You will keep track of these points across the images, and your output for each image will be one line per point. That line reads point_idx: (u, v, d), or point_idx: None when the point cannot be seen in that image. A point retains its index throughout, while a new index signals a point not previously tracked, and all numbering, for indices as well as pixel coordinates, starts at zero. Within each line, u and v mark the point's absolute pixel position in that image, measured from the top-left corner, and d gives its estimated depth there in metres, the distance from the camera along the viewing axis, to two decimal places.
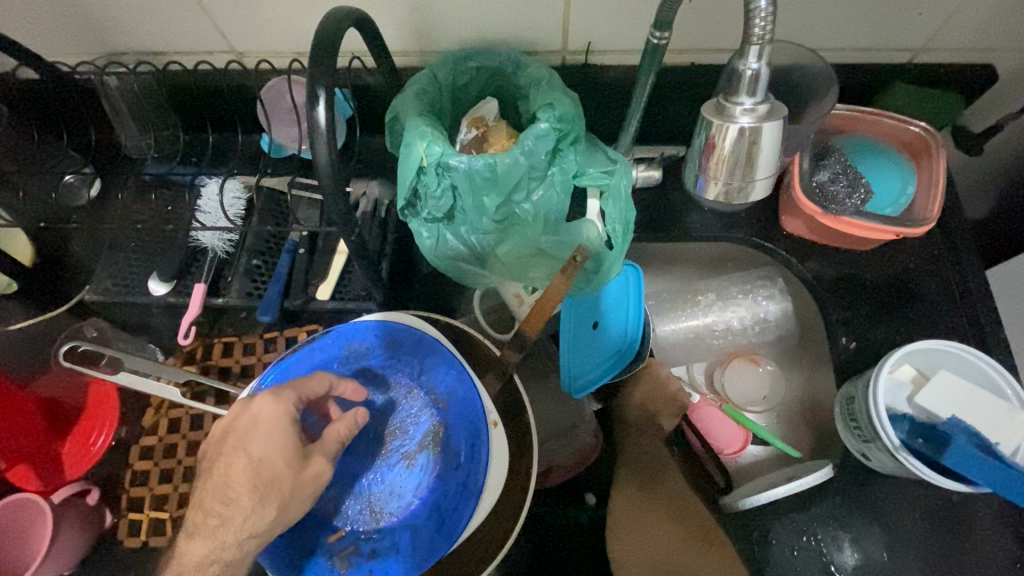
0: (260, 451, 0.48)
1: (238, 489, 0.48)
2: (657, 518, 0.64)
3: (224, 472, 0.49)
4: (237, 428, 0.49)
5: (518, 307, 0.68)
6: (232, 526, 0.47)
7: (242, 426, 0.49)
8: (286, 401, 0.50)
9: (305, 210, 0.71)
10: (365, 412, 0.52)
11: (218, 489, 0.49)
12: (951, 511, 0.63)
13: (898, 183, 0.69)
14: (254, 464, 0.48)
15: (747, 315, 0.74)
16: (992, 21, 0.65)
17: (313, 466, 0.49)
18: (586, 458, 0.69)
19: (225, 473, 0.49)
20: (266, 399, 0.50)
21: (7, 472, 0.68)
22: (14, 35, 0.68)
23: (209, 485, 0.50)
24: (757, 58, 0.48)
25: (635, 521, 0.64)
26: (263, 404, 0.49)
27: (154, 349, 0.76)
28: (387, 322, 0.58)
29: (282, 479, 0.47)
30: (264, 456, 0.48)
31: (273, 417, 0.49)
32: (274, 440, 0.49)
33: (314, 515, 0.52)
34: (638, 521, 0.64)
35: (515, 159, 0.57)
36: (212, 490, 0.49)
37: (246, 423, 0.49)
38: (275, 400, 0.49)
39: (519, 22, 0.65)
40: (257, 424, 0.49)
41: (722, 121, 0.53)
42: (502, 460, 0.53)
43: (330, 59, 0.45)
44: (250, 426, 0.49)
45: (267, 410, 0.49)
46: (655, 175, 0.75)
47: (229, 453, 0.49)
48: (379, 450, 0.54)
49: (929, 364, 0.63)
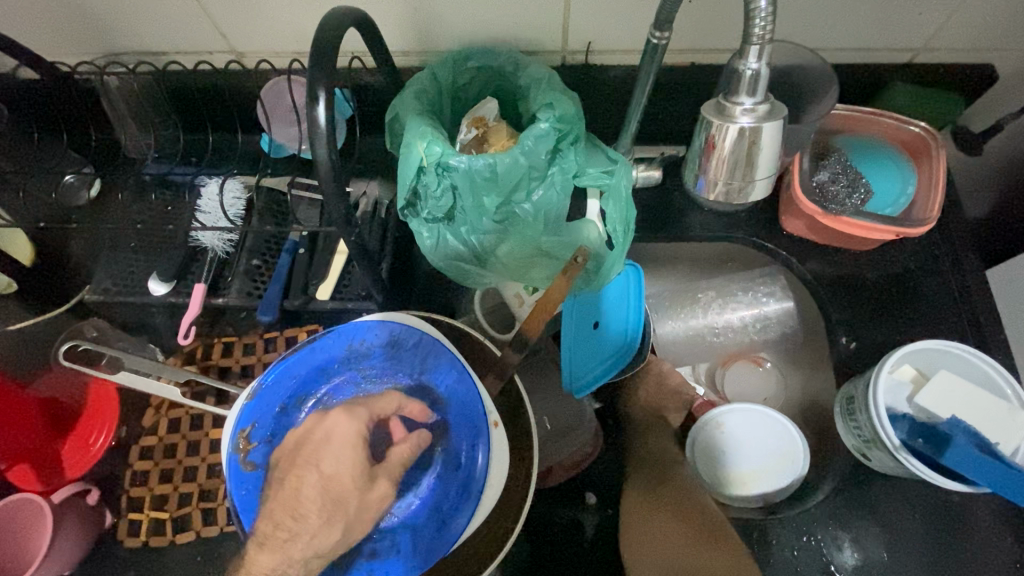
0: (336, 465, 0.48)
1: (307, 504, 0.47)
2: (665, 513, 0.59)
3: (295, 486, 0.48)
4: (310, 441, 0.50)
5: (518, 308, 0.68)
6: (299, 542, 0.45)
7: (318, 439, 0.49)
8: (359, 418, 0.51)
9: (305, 209, 0.71)
10: (427, 434, 0.52)
11: (286, 502, 0.47)
12: (950, 511, 0.63)
13: (898, 182, 0.69)
14: (329, 477, 0.48)
15: (749, 313, 0.74)
16: (992, 21, 0.65)
17: (378, 488, 0.49)
18: (584, 457, 0.70)
19: (296, 487, 0.48)
20: (340, 414, 0.51)
21: (7, 473, 0.68)
22: (13, 35, 0.68)
23: (279, 497, 0.48)
24: (756, 57, 0.48)
25: (649, 519, 0.60)
26: (338, 419, 0.50)
27: (154, 348, 0.76)
28: (386, 322, 0.57)
29: (351, 496, 0.48)
30: (335, 473, 0.48)
31: (348, 433, 0.50)
32: (346, 457, 0.49)
33: None
34: (648, 517, 0.61)
35: (515, 159, 0.57)
36: (278, 504, 0.48)
37: (321, 437, 0.50)
38: (348, 417, 0.50)
39: (519, 22, 0.65)
40: (329, 440, 0.49)
41: (722, 121, 0.53)
42: (502, 460, 0.52)
43: (330, 59, 0.45)
44: (325, 440, 0.49)
45: (342, 426, 0.50)
46: (655, 174, 0.75)
47: (300, 467, 0.48)
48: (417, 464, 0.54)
49: (929, 365, 0.63)
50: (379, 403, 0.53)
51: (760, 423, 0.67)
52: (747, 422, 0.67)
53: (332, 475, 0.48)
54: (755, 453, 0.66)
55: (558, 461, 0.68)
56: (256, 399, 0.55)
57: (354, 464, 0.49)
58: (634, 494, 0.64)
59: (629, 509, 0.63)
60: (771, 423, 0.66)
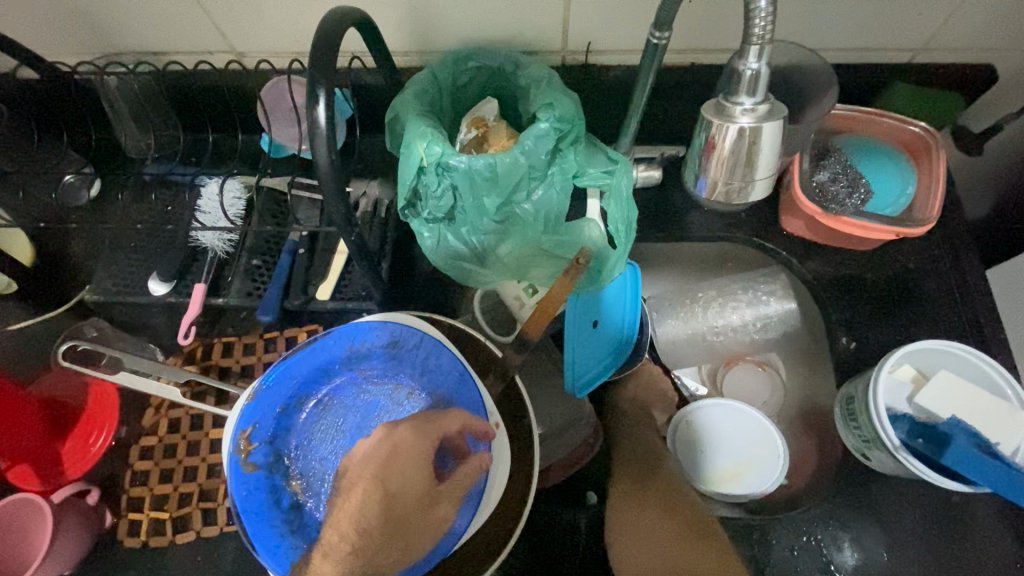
0: (404, 486, 0.47)
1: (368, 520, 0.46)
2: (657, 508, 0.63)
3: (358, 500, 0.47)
4: (376, 459, 0.49)
5: (518, 310, 0.68)
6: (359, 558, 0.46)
7: (385, 455, 0.49)
8: (428, 438, 0.50)
9: (306, 210, 0.71)
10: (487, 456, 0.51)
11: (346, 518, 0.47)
12: (950, 511, 0.63)
13: (899, 182, 0.69)
14: (394, 495, 0.47)
15: (749, 312, 0.75)
16: (992, 21, 0.65)
17: (440, 509, 0.49)
18: (582, 455, 0.70)
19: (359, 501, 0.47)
20: (411, 430, 0.50)
21: (7, 472, 0.68)
22: (12, 34, 0.68)
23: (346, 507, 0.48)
24: (756, 58, 0.47)
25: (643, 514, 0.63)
26: (407, 435, 0.50)
27: (154, 349, 0.75)
28: (385, 323, 0.57)
29: (412, 516, 0.47)
30: (398, 491, 0.47)
31: (417, 449, 0.49)
32: (412, 474, 0.48)
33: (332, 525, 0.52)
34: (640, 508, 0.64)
35: (515, 159, 0.57)
36: (341, 518, 0.48)
37: (386, 453, 0.49)
38: (416, 436, 0.50)
39: (519, 22, 0.65)
40: (395, 456, 0.49)
41: (722, 121, 0.53)
42: (505, 461, 0.53)
43: (330, 59, 0.45)
44: (389, 458, 0.49)
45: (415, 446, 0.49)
46: (655, 174, 0.75)
47: (365, 480, 0.48)
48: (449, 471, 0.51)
49: (929, 365, 0.63)
50: (450, 422, 0.51)
51: (738, 417, 0.68)
52: (724, 417, 0.68)
53: (399, 492, 0.47)
54: (734, 446, 0.67)
55: (557, 460, 0.69)
56: (256, 400, 0.54)
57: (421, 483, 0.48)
58: (628, 483, 0.67)
59: (617, 504, 0.66)
60: (750, 417, 0.68)
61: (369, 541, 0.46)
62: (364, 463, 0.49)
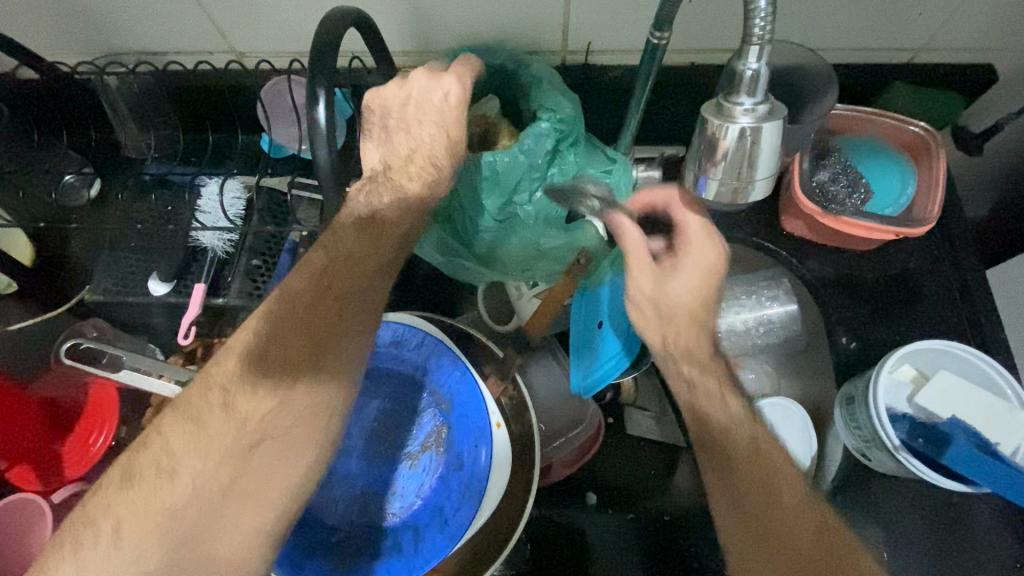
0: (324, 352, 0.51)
1: (321, 305, 0.50)
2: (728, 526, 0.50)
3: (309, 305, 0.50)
4: (297, 320, 0.50)
5: (518, 299, 0.68)
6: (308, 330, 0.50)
7: (306, 299, 0.50)
8: (359, 271, 0.52)
9: (306, 209, 0.72)
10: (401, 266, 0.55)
11: (252, 362, 0.49)
12: (949, 510, 0.64)
13: (898, 183, 0.70)
14: (320, 338, 0.50)
15: (751, 316, 0.69)
16: (991, 21, 0.65)
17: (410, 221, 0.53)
18: (581, 455, 0.68)
19: (262, 353, 0.49)
20: (349, 233, 0.51)
21: (8, 472, 0.69)
22: (12, 35, 0.68)
23: (297, 323, 0.50)
24: (756, 58, 0.44)
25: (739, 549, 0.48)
26: (313, 284, 0.50)
27: (153, 348, 0.76)
28: (389, 322, 0.60)
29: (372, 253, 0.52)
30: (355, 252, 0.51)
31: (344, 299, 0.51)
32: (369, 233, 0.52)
33: (344, 540, 0.55)
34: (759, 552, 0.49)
35: (515, 156, 0.58)
36: (288, 327, 0.49)
37: (349, 246, 0.51)
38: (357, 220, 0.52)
39: (518, 23, 0.65)
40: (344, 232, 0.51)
41: (722, 122, 0.48)
42: (505, 458, 0.54)
43: (330, 58, 0.45)
44: (348, 257, 0.51)
45: (353, 289, 0.51)
46: (655, 175, 0.71)
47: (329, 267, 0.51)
48: (441, 410, 0.59)
49: (929, 364, 0.62)
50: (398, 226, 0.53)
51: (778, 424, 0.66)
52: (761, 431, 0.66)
53: (310, 341, 0.50)
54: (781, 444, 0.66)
55: (558, 457, 0.67)
56: None
57: (343, 327, 0.51)
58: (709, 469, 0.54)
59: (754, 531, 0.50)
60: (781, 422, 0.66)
61: (288, 383, 0.49)
62: (271, 312, 0.50)
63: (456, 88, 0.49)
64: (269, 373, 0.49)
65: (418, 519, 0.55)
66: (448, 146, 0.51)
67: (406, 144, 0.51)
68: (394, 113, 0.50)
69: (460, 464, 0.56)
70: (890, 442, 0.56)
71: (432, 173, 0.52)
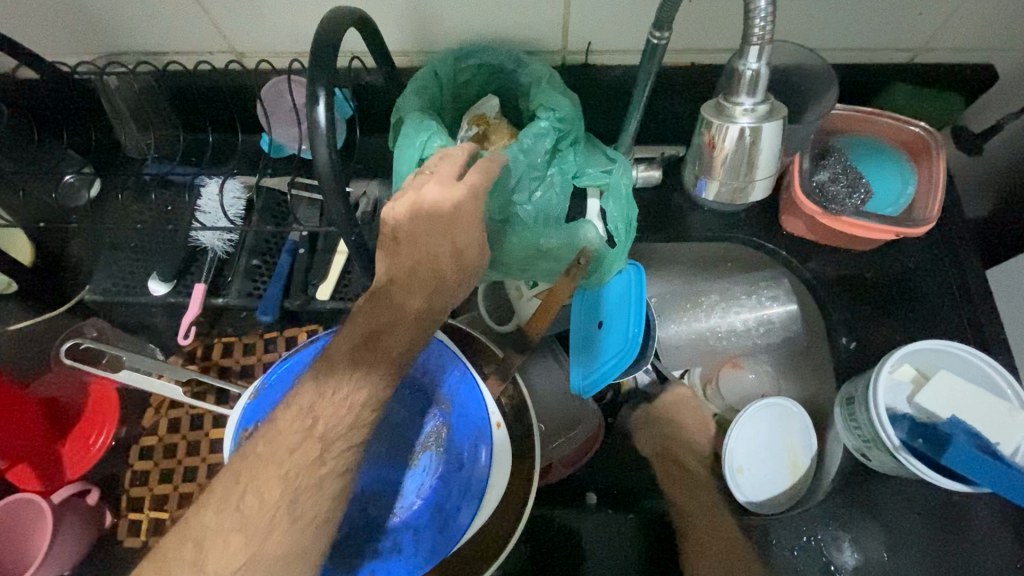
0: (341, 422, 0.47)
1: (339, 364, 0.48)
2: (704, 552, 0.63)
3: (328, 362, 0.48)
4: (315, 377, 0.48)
5: (518, 300, 0.68)
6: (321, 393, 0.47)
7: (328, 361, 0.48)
8: (386, 335, 0.49)
9: (305, 210, 0.72)
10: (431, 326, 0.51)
11: (229, 511, 0.45)
12: (949, 510, 0.64)
13: (898, 183, 0.70)
14: (299, 481, 0.46)
15: (751, 316, 0.73)
16: (991, 21, 0.65)
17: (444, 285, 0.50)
18: (584, 452, 0.69)
19: (238, 502, 0.46)
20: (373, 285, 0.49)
21: (7, 472, 0.69)
22: (12, 35, 0.68)
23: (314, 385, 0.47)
24: (756, 58, 0.45)
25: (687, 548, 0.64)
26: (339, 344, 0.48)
27: (153, 348, 0.74)
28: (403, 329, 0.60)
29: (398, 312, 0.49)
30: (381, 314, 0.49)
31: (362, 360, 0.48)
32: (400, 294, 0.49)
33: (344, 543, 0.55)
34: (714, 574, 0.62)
35: (515, 155, 0.59)
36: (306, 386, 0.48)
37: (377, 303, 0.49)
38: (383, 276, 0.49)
39: (519, 23, 0.65)
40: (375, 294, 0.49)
41: (722, 121, 0.50)
42: (506, 457, 0.55)
43: (330, 58, 0.45)
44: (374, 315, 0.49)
45: (336, 424, 0.47)
46: (655, 175, 0.74)
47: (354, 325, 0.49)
48: (445, 414, 0.58)
49: (928, 364, 0.63)
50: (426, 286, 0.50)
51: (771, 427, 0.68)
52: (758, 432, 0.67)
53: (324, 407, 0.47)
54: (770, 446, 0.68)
55: (558, 457, 0.67)
56: (258, 400, 0.55)
57: (324, 470, 0.47)
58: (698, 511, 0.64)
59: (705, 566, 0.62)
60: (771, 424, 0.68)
61: (291, 448, 0.46)
62: (251, 456, 0.47)
63: (472, 203, 0.47)
64: (245, 523, 0.45)
65: (418, 519, 0.55)
66: (455, 261, 0.49)
67: (414, 261, 0.48)
68: (408, 232, 0.46)
69: (462, 465, 0.55)
70: (891, 441, 0.56)
71: (436, 286, 0.49)
